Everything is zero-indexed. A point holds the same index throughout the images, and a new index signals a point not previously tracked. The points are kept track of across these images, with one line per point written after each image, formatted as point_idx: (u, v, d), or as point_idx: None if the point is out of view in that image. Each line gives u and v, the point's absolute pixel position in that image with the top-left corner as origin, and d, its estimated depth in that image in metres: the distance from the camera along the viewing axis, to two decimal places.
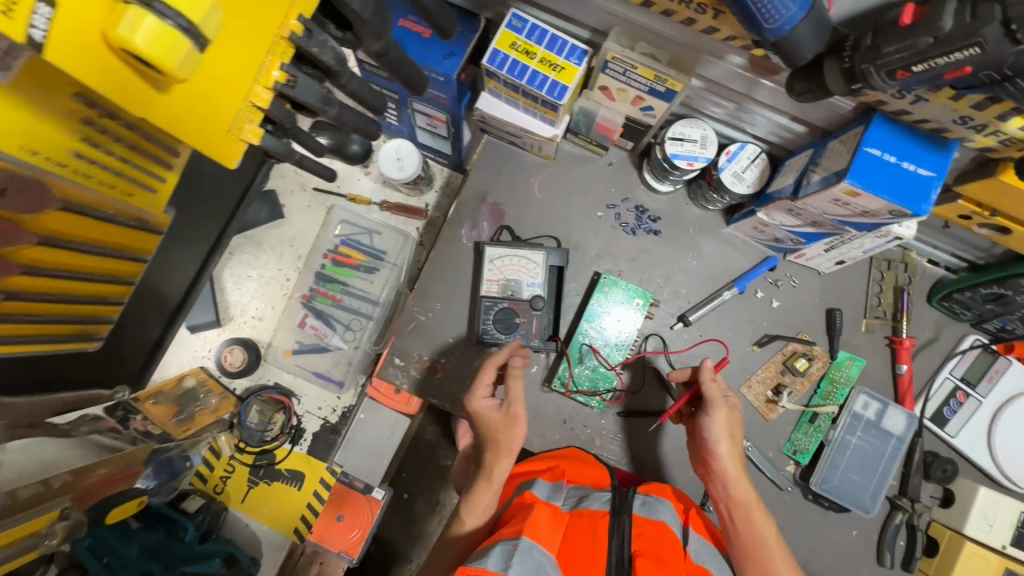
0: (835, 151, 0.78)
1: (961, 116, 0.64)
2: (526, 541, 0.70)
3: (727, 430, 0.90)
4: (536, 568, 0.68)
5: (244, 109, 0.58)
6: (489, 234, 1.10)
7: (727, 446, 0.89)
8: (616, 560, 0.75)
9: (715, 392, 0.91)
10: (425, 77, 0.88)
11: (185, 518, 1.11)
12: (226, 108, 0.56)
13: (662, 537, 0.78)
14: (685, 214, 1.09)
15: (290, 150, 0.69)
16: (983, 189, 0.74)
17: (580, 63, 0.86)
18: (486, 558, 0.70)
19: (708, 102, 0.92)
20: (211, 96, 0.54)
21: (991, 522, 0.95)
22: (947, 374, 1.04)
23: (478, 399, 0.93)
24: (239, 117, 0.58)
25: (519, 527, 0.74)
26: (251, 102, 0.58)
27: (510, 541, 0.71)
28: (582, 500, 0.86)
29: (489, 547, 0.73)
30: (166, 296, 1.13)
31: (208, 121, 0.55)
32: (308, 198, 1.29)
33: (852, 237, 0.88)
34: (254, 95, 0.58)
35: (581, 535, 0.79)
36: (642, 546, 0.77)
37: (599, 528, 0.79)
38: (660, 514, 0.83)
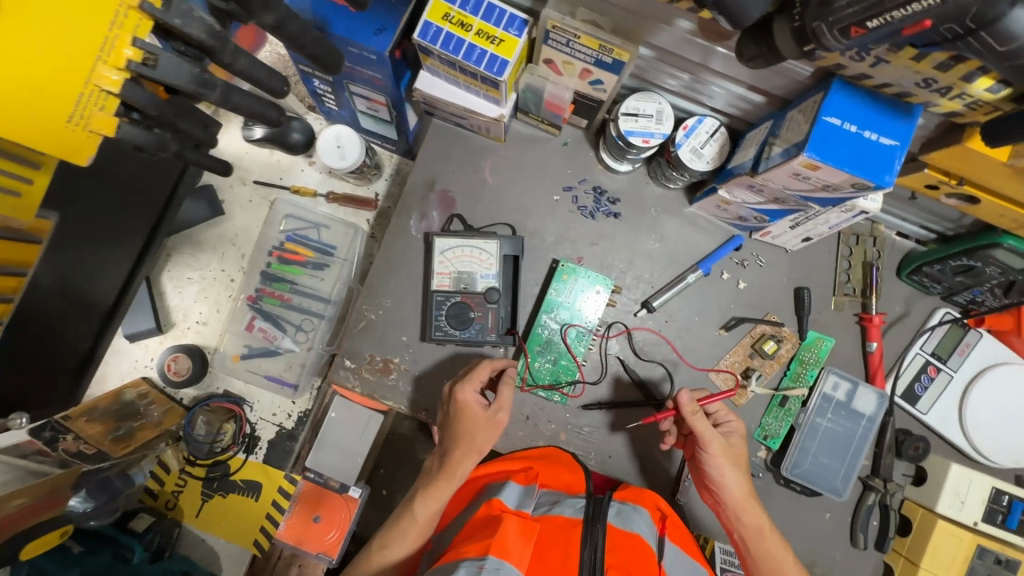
0: (795, 121, 0.73)
1: (924, 78, 0.59)
2: (492, 562, 0.66)
3: (728, 463, 0.86)
4: None
5: (88, 93, 0.52)
6: (440, 224, 1.03)
7: (731, 479, 0.86)
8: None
9: (704, 429, 0.85)
10: (343, 56, 0.80)
11: (133, 537, 1.04)
12: (60, 95, 0.51)
13: (638, 551, 0.73)
14: (645, 193, 1.04)
15: (163, 141, 0.63)
16: (950, 157, 0.69)
17: (520, 34, 0.79)
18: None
19: (662, 74, 0.86)
20: (36, 82, 0.50)
21: (962, 499, 0.93)
22: (918, 349, 1.01)
23: (469, 391, 0.88)
24: (83, 103, 0.52)
25: (486, 544, 0.69)
26: (96, 85, 0.52)
27: (475, 562, 0.67)
28: (553, 506, 0.81)
29: (453, 566, 0.68)
30: (96, 303, 1.03)
31: (41, 115, 0.51)
32: (249, 192, 1.23)
33: (816, 212, 0.83)
34: (98, 78, 0.52)
35: (551, 547, 0.74)
36: (614, 560, 0.72)
37: (570, 540, 0.74)
38: (636, 525, 0.78)
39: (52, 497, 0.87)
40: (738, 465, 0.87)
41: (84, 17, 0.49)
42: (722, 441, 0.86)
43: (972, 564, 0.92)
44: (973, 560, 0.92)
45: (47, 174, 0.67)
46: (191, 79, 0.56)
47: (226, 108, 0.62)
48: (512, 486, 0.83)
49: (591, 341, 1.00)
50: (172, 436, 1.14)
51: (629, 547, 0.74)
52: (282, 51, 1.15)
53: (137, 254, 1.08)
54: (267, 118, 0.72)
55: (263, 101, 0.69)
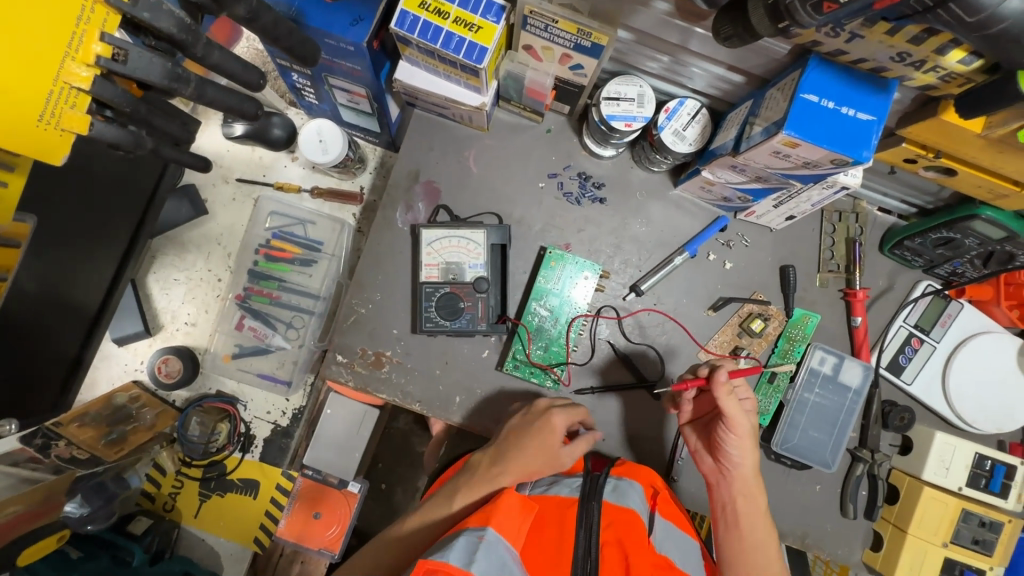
0: (773, 99, 0.73)
1: (898, 52, 0.60)
2: (492, 534, 0.67)
3: (747, 442, 0.86)
4: (500, 566, 0.65)
5: (58, 91, 0.51)
6: (426, 215, 1.03)
7: (744, 458, 0.87)
8: (581, 553, 0.71)
9: (733, 409, 0.83)
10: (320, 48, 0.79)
11: (131, 540, 1.03)
12: (30, 93, 0.50)
13: (631, 526, 0.74)
14: (630, 177, 1.04)
15: (141, 139, 0.61)
16: (926, 131, 0.70)
17: (498, 21, 0.78)
18: (448, 551, 0.66)
19: (642, 57, 0.86)
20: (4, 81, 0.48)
21: (947, 466, 0.96)
22: (901, 322, 1.03)
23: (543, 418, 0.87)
24: (53, 101, 0.51)
25: (485, 516, 0.71)
26: (65, 82, 0.51)
27: (474, 532, 0.68)
28: (551, 486, 0.84)
29: (453, 536, 0.69)
30: (80, 307, 1.01)
31: (10, 115, 0.49)
32: (232, 190, 1.21)
33: (798, 190, 0.84)
34: (68, 74, 0.51)
35: (548, 524, 0.77)
36: (609, 536, 0.73)
37: (567, 519, 0.76)
38: (631, 501, 0.78)
39: (46, 503, 0.93)
40: (751, 446, 0.87)
41: (52, 13, 0.48)
42: (746, 419, 0.85)
43: (957, 527, 0.95)
44: (958, 524, 0.95)
45: (23, 175, 0.63)
46: (164, 74, 0.55)
47: (203, 102, 0.61)
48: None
49: (581, 325, 1.01)
50: (166, 438, 1.15)
51: (623, 521, 0.75)
52: (258, 45, 1.14)
53: (122, 256, 1.07)
54: (245, 112, 0.71)
55: (238, 96, 0.68)
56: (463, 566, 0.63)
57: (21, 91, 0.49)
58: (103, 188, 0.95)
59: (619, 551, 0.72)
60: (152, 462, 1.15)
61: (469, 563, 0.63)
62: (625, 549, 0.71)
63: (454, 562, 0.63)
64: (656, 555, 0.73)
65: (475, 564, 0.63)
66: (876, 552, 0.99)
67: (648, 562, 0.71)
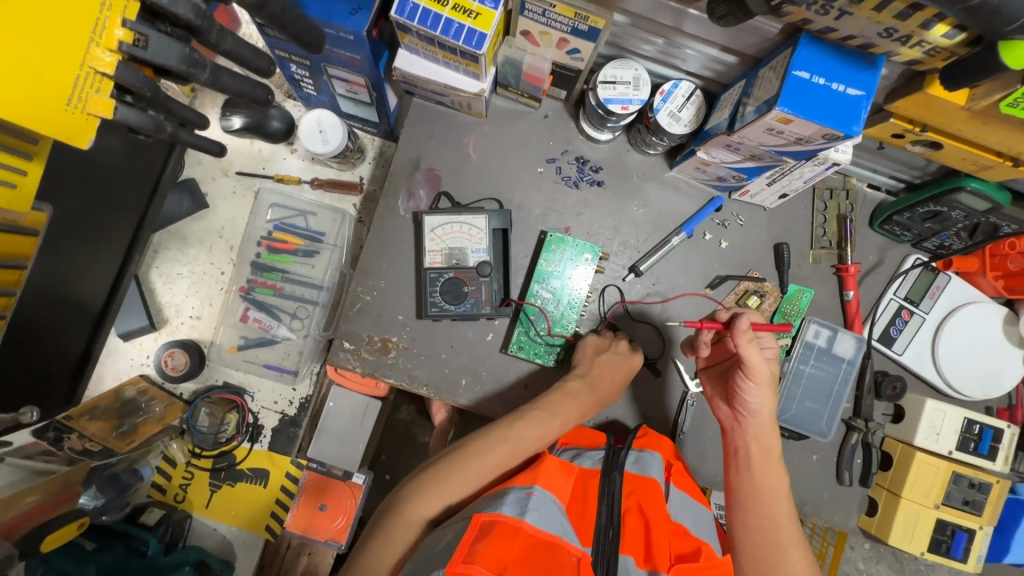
0: (766, 78, 0.76)
1: (886, 28, 0.62)
2: (540, 490, 0.71)
3: (766, 389, 0.89)
4: (551, 517, 0.69)
5: (85, 76, 0.52)
6: (427, 202, 1.04)
7: (762, 404, 0.89)
8: (605, 519, 0.73)
9: (753, 356, 0.86)
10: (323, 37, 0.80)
11: (145, 531, 1.06)
12: (59, 78, 0.51)
13: (651, 493, 0.77)
14: (627, 160, 1.06)
15: (161, 125, 0.62)
16: (913, 105, 0.73)
17: (497, 7, 0.80)
18: (501, 506, 0.69)
19: (637, 40, 0.88)
20: (35, 66, 0.49)
21: (937, 431, 0.99)
22: (892, 295, 1.06)
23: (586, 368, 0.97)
24: (80, 86, 0.52)
25: (531, 477, 0.75)
26: (91, 68, 0.52)
27: (523, 489, 0.71)
28: (575, 458, 0.87)
29: (501, 494, 0.72)
30: (85, 303, 1.02)
31: (40, 99, 0.50)
32: (232, 183, 1.22)
33: (791, 167, 0.86)
34: (93, 60, 0.52)
35: (575, 501, 0.78)
36: (630, 503, 0.77)
37: (590, 490, 0.78)
38: (652, 471, 0.81)
39: (67, 490, 0.93)
40: (771, 392, 0.89)
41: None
42: (766, 365, 0.88)
43: (948, 489, 0.99)
44: (949, 486, 0.99)
45: (40, 163, 0.64)
46: (182, 59, 0.56)
47: (217, 89, 0.62)
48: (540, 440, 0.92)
49: (582, 307, 1.04)
50: (176, 431, 1.16)
51: (644, 489, 0.78)
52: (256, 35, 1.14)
53: (125, 250, 1.08)
54: (257, 99, 0.71)
55: (250, 82, 0.68)
56: (517, 515, 0.66)
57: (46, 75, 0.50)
58: (108, 182, 0.95)
59: (640, 517, 0.75)
60: (162, 454, 1.17)
61: (523, 512, 0.67)
62: (645, 512, 0.75)
63: (508, 512, 0.66)
64: (672, 523, 0.77)
65: (528, 513, 0.67)
66: (871, 517, 1.04)
67: (667, 528, 0.74)
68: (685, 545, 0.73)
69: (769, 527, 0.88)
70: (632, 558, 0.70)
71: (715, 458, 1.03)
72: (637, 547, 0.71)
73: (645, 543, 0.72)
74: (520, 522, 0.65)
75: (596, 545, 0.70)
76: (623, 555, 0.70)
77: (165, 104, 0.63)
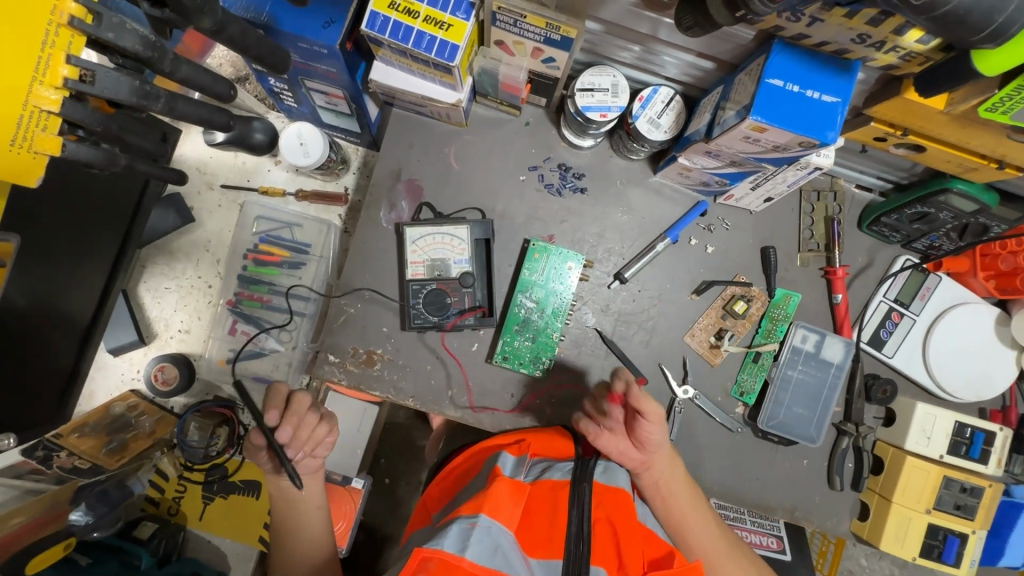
0: (743, 84, 0.74)
1: (859, 34, 0.61)
2: (485, 520, 0.69)
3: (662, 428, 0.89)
4: (494, 547, 0.67)
5: (28, 115, 0.50)
6: (409, 213, 1.04)
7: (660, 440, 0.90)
8: (575, 531, 0.72)
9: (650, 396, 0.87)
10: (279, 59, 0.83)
11: (137, 545, 1.05)
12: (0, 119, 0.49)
13: (620, 502, 0.79)
14: (610, 166, 1.05)
15: (115, 158, 0.61)
16: (892, 109, 0.71)
17: (468, 18, 0.79)
18: (442, 539, 0.67)
19: (614, 47, 0.87)
20: None
21: (928, 435, 0.98)
22: (881, 297, 1.05)
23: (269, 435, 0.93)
24: (23, 125, 0.50)
25: (478, 503, 0.72)
26: (35, 106, 0.50)
27: (468, 518, 0.69)
28: (545, 471, 0.85)
29: (447, 523, 0.71)
30: (72, 318, 1.02)
31: None
32: (217, 197, 1.22)
33: (773, 172, 0.85)
34: (36, 98, 0.50)
35: (540, 509, 0.78)
36: (600, 514, 0.77)
37: (558, 500, 0.78)
38: (620, 481, 0.84)
39: (54, 509, 1.00)
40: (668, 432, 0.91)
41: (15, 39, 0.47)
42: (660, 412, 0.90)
43: (940, 494, 0.97)
44: (941, 491, 0.97)
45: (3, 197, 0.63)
46: (133, 92, 0.55)
47: (174, 117, 0.62)
48: (507, 455, 0.87)
49: (567, 314, 1.03)
50: (166, 444, 1.17)
51: (612, 499, 0.79)
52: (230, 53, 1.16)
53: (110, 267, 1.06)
54: (217, 123, 0.71)
55: (209, 107, 0.68)
56: (457, 552, 0.65)
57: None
58: (88, 202, 0.95)
59: (610, 528, 0.75)
60: (154, 468, 1.17)
61: (463, 548, 0.65)
62: (615, 525, 0.75)
63: (449, 548, 0.65)
64: (644, 529, 0.79)
65: (468, 549, 0.65)
66: (862, 521, 1.03)
67: (635, 533, 0.75)
68: (656, 548, 0.75)
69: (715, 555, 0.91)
70: (603, 568, 0.71)
71: (704, 464, 1.03)
72: (609, 558, 0.72)
73: (616, 556, 0.73)
74: (459, 562, 0.64)
75: (567, 556, 0.70)
76: (594, 565, 0.71)
77: (120, 136, 0.61)
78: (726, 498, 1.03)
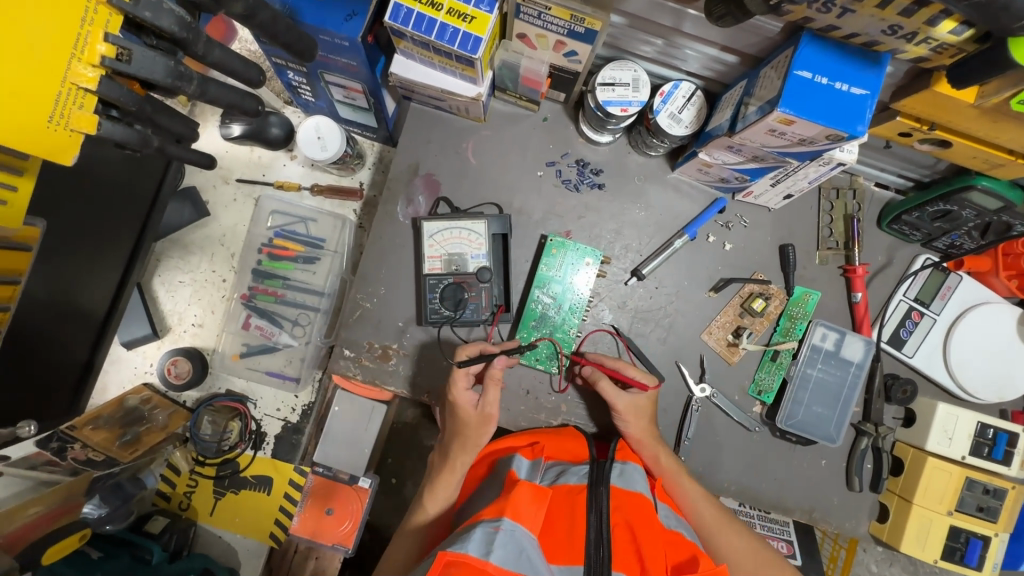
0: (767, 78, 0.74)
1: (890, 25, 0.60)
2: (508, 524, 0.65)
3: (631, 417, 0.94)
4: (518, 552, 0.63)
5: (64, 91, 0.50)
6: (426, 208, 1.03)
7: (633, 429, 0.95)
8: (594, 537, 0.70)
9: (612, 388, 0.94)
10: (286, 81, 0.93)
11: (149, 539, 1.04)
12: (37, 95, 0.48)
13: (640, 507, 0.76)
14: (628, 163, 1.05)
15: (147, 140, 0.60)
16: (920, 103, 0.71)
17: (491, 10, 0.79)
18: (466, 543, 0.64)
19: (636, 41, 0.86)
20: (12, 84, 0.47)
21: (950, 435, 0.97)
22: (901, 296, 1.04)
23: (460, 391, 0.94)
24: (60, 101, 0.50)
25: (499, 507, 0.69)
26: (73, 83, 0.50)
27: (491, 522, 0.66)
28: (560, 475, 0.84)
29: (469, 528, 0.68)
30: (89, 312, 1.02)
31: (20, 117, 0.48)
32: (233, 191, 1.22)
33: (795, 168, 0.84)
34: (74, 75, 0.50)
35: (560, 515, 0.75)
36: (619, 519, 0.75)
37: (577, 505, 0.76)
38: (637, 486, 0.81)
39: (69, 502, 0.93)
40: (643, 422, 0.95)
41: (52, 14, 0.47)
42: (630, 404, 0.94)
43: (961, 496, 0.96)
44: (962, 492, 0.96)
45: (32, 179, 0.62)
46: (167, 73, 0.54)
47: (205, 101, 0.61)
48: (521, 458, 0.86)
49: (584, 310, 1.02)
50: (179, 438, 1.17)
51: (631, 503, 0.76)
52: (253, 46, 1.14)
53: (126, 260, 1.07)
54: (246, 109, 0.71)
55: (239, 92, 0.68)
56: (482, 556, 0.62)
57: (27, 93, 0.47)
58: (108, 192, 0.95)
59: (629, 534, 0.72)
60: (166, 462, 1.17)
61: (487, 552, 0.62)
62: (634, 529, 0.73)
63: (473, 551, 0.62)
64: (666, 532, 0.76)
65: (493, 553, 0.62)
66: (881, 523, 1.01)
67: (658, 539, 0.72)
68: (678, 553, 0.72)
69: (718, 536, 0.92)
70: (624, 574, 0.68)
71: (721, 463, 1.02)
72: (629, 564, 0.69)
73: (637, 560, 0.69)
74: (484, 566, 0.60)
75: (588, 562, 0.67)
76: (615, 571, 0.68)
77: (151, 118, 0.60)
78: (743, 497, 1.02)
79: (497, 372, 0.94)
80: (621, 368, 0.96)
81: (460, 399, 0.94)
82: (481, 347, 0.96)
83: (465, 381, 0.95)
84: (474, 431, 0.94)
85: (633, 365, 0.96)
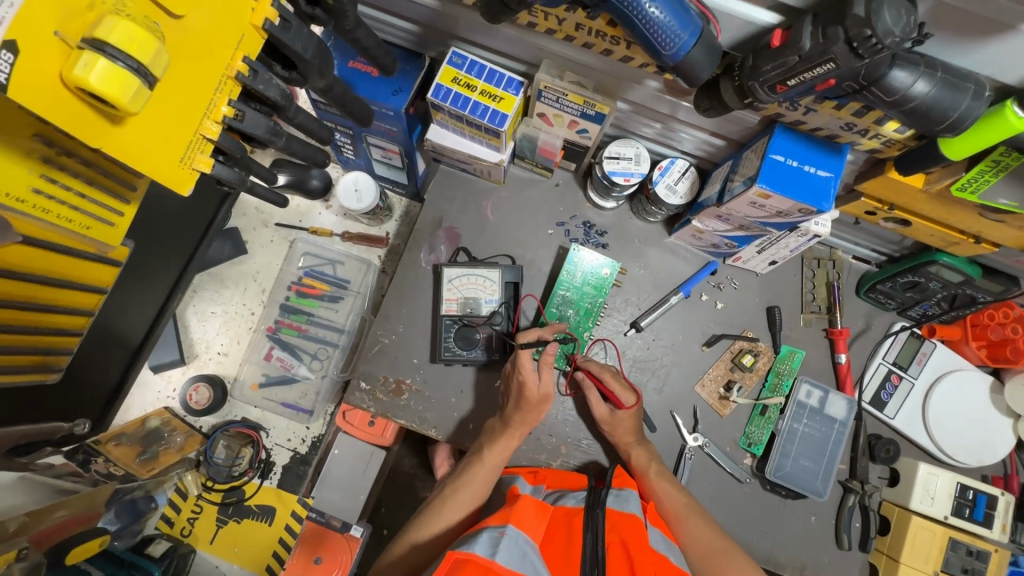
0: (749, 159, 0.87)
1: (846, 123, 0.73)
2: (513, 529, 0.70)
3: (618, 425, 1.01)
4: (522, 556, 0.67)
5: (194, 141, 0.61)
6: (447, 256, 1.15)
7: (616, 435, 1.02)
8: (589, 554, 0.73)
9: (595, 399, 1.02)
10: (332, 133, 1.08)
11: (151, 562, 1.05)
12: (177, 142, 0.59)
13: (632, 527, 0.78)
14: (629, 226, 1.17)
15: (244, 180, 0.71)
16: (878, 186, 0.83)
17: (517, 93, 0.93)
18: (473, 545, 0.68)
19: (638, 123, 1.01)
20: (164, 131, 0.57)
21: (932, 495, 1.01)
22: (880, 359, 1.12)
23: (528, 371, 0.97)
24: (190, 148, 0.61)
25: (504, 516, 0.74)
26: (201, 134, 0.61)
27: (496, 529, 0.71)
28: (560, 499, 0.89)
29: (475, 534, 0.72)
30: (126, 337, 1.09)
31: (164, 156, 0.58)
32: (271, 233, 1.34)
33: (777, 237, 0.95)
34: (203, 128, 0.61)
35: (557, 535, 0.79)
36: (614, 538, 0.77)
37: (574, 525, 0.79)
38: (631, 507, 0.83)
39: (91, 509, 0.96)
40: (623, 433, 1.01)
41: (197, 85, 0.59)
42: (608, 416, 1.01)
43: (947, 556, 0.99)
44: (947, 552, 0.99)
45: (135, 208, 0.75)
46: (266, 130, 0.68)
47: (286, 154, 0.74)
48: (523, 482, 0.95)
49: (598, 316, 1.12)
50: (191, 463, 1.21)
51: (625, 524, 0.78)
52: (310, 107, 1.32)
53: (169, 289, 1.16)
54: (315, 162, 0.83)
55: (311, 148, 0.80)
56: (488, 555, 0.66)
57: (169, 139, 0.58)
58: (169, 224, 1.07)
59: (623, 550, 0.74)
60: (175, 487, 1.20)
61: (493, 552, 0.66)
62: (628, 547, 0.75)
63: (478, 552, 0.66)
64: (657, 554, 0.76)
65: (498, 554, 0.66)
66: None
67: (649, 561, 0.73)
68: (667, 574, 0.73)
69: (687, 517, 0.94)
70: None
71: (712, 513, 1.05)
72: None
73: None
74: (490, 562, 0.64)
75: None
76: None
77: (248, 163, 0.72)
78: None
79: (551, 356, 1.01)
80: (604, 379, 1.02)
81: (528, 378, 0.97)
82: (538, 334, 1.03)
83: (530, 361, 0.99)
84: (534, 409, 0.99)
85: (616, 379, 1.02)
